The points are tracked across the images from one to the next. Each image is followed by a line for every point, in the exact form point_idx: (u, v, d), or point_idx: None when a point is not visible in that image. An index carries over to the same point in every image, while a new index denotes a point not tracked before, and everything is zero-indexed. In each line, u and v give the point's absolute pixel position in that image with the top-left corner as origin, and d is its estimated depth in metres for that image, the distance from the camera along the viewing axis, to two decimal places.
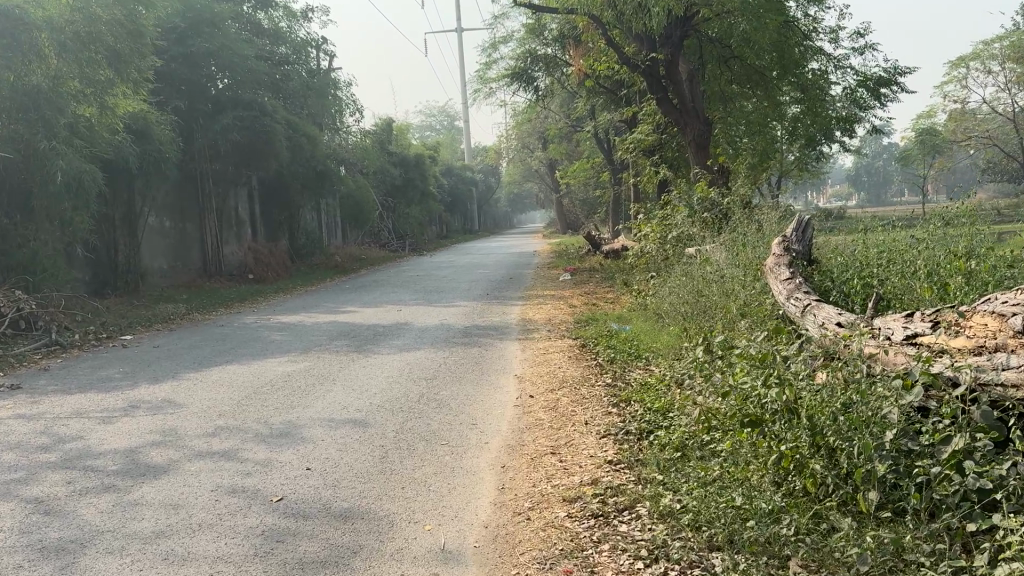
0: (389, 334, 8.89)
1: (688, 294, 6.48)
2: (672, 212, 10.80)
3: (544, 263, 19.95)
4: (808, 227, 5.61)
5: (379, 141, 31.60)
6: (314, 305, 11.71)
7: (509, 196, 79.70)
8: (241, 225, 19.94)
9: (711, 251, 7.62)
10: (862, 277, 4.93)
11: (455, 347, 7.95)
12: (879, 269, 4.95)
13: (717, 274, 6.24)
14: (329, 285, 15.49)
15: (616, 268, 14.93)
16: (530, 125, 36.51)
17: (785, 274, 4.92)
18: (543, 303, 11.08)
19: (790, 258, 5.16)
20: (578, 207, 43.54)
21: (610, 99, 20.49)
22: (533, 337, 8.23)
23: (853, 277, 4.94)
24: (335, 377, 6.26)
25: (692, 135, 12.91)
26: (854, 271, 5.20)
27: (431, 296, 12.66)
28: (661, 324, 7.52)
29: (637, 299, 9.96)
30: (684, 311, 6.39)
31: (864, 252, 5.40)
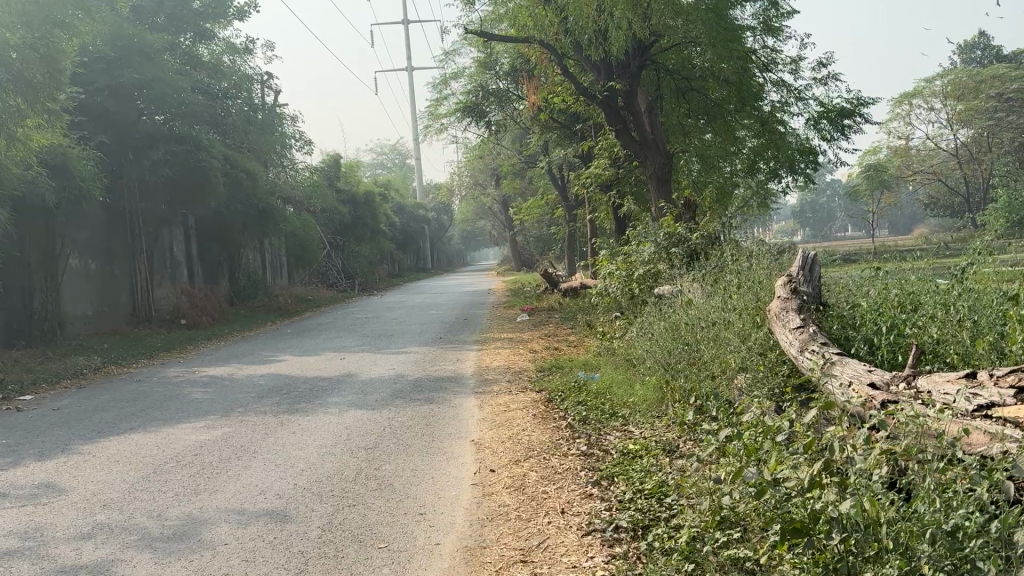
0: (327, 389, 7.88)
1: (668, 342, 5.68)
2: (637, 248, 10.05)
3: (498, 303, 19.07)
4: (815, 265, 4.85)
5: (326, 178, 30.59)
6: (248, 355, 10.64)
7: (461, 234, 79.15)
8: (176, 266, 18.74)
9: (689, 292, 6.84)
10: (886, 324, 4.18)
11: (401, 404, 6.98)
12: (907, 315, 4.20)
13: (701, 318, 5.46)
14: (270, 330, 14.40)
15: (576, 307, 14.19)
16: (482, 161, 35.89)
17: (796, 321, 4.15)
18: (500, 349, 10.18)
19: (798, 301, 4.40)
20: (532, 244, 43.06)
21: (565, 134, 19.92)
22: (490, 390, 7.34)
23: (877, 324, 4.19)
24: (254, 448, 5.25)
25: (653, 167, 12.21)
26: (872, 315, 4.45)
27: (379, 342, 11.66)
28: (634, 373, 6.71)
29: (604, 343, 9.14)
30: (664, 362, 5.58)
31: (880, 292, 4.67)
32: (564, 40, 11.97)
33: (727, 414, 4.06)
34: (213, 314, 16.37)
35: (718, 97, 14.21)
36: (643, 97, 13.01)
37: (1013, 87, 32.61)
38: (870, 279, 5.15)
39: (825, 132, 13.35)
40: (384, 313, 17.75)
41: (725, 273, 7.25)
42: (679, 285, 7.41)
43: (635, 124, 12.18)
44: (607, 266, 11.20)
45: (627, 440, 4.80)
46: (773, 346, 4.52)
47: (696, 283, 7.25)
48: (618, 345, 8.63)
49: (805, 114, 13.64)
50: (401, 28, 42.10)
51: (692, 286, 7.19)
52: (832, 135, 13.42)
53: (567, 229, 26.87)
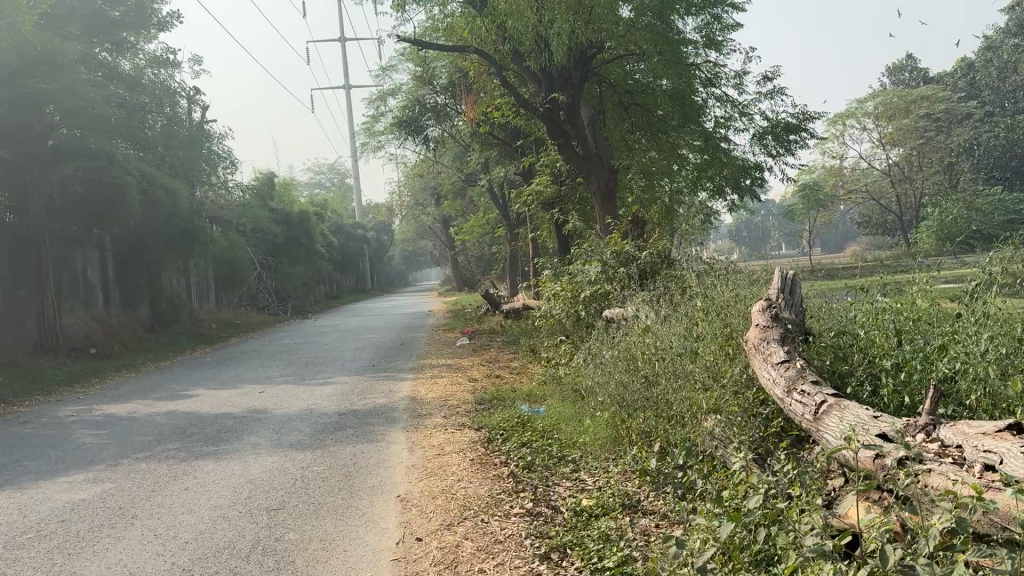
0: (237, 429, 6.93)
1: (624, 375, 5.04)
2: (582, 268, 9.40)
3: (438, 325, 18.25)
4: (795, 283, 4.30)
5: (258, 197, 29.33)
6: (157, 389, 9.60)
7: (401, 253, 78.25)
8: (89, 290, 17.47)
9: (645, 319, 6.20)
10: (884, 360, 3.63)
11: (321, 444, 6.10)
12: (907, 350, 3.67)
13: (661, 346, 4.82)
14: (189, 360, 13.29)
15: (519, 330, 13.51)
16: (420, 179, 35.07)
17: (779, 352, 3.57)
18: (438, 377, 9.37)
19: (778, 327, 3.82)
20: (474, 264, 42.40)
21: (506, 150, 19.29)
22: (424, 426, 6.56)
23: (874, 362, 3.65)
24: (131, 511, 4.33)
25: (597, 183, 11.63)
26: (864, 348, 3.90)
27: (306, 371, 10.72)
28: (583, 408, 6.02)
29: (550, 372, 8.44)
30: (620, 397, 4.92)
31: (869, 317, 4.13)
32: (502, 47, 11.31)
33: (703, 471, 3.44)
34: (129, 343, 15.17)
35: (663, 113, 13.79)
36: (587, 112, 12.45)
37: (941, 109, 33.46)
38: (846, 306, 4.58)
39: (771, 147, 13.03)
40: (316, 339, 16.79)
41: (683, 298, 6.63)
42: (631, 309, 6.77)
43: (578, 138, 11.57)
44: (551, 286, 10.55)
45: (577, 494, 4.13)
46: (749, 382, 3.92)
47: (652, 309, 6.64)
48: (568, 375, 7.94)
49: (750, 129, 13.31)
50: (338, 43, 41.02)
51: (649, 312, 6.56)
52: (778, 150, 13.11)
53: (508, 249, 26.23)
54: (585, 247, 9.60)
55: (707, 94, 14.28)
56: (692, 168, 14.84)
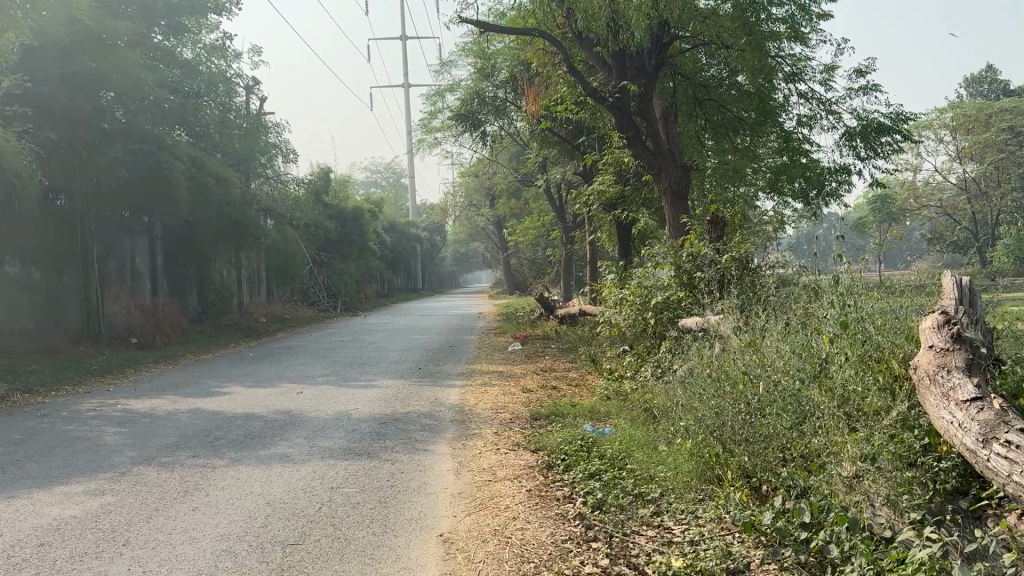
0: (266, 432, 6.21)
1: (722, 400, 4.17)
2: (652, 272, 8.52)
3: (488, 328, 17.48)
4: (977, 300, 3.56)
5: (313, 192, 29.03)
6: (191, 385, 9.01)
7: (453, 255, 78.03)
8: (137, 277, 17.20)
9: (734, 334, 5.33)
10: None
11: (357, 453, 5.33)
12: None
13: (777, 370, 3.94)
14: (231, 354, 12.76)
15: (576, 337, 12.67)
16: (476, 179, 34.49)
17: (970, 390, 2.86)
18: (489, 385, 8.56)
19: (961, 357, 3.10)
20: (526, 268, 41.69)
21: (566, 149, 18.45)
22: (474, 440, 5.76)
23: None
24: (122, 537, 3.62)
25: (668, 181, 10.72)
26: None
27: (348, 372, 10.02)
28: (661, 435, 5.14)
29: (614, 387, 7.57)
30: (718, 426, 4.06)
31: None
32: (571, 31, 10.47)
33: (861, 547, 2.64)
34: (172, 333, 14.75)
35: (740, 111, 12.84)
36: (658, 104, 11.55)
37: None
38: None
39: (860, 149, 11.99)
40: (363, 337, 16.18)
41: (778, 310, 5.72)
42: (720, 322, 5.86)
43: (650, 132, 10.69)
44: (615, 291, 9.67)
45: (666, 551, 3.30)
46: (914, 423, 3.09)
47: (741, 322, 5.74)
48: (636, 392, 7.06)
49: (837, 129, 12.28)
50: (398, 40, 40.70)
51: (738, 327, 5.67)
52: (867, 152, 12.05)
53: (562, 252, 25.38)
54: (657, 248, 8.69)
55: (790, 91, 13.27)
56: (768, 170, 13.84)
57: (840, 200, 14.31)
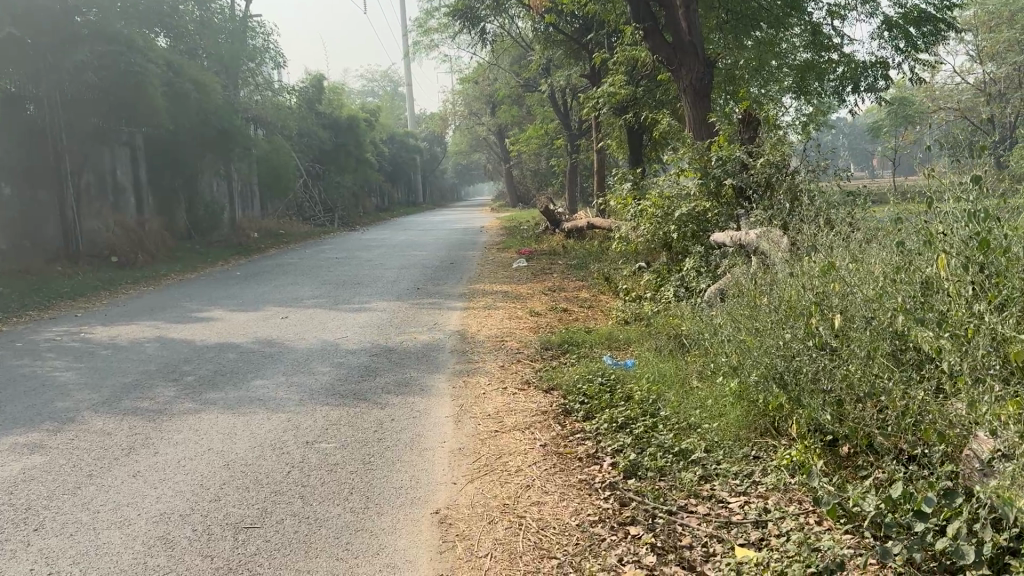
0: (239, 365, 5.45)
1: (787, 336, 3.36)
2: (676, 179, 7.61)
3: (491, 243, 16.62)
4: None
5: (305, 101, 27.66)
6: (167, 309, 8.25)
7: (453, 166, 76.50)
8: (119, 191, 16.23)
9: (784, 253, 4.47)
10: None
11: (340, 394, 4.57)
12: None
13: (866, 302, 3.12)
14: (217, 273, 11.96)
15: (585, 252, 11.87)
16: (476, 85, 33.04)
17: None
18: (492, 309, 7.76)
19: None
20: (528, 179, 40.55)
21: (572, 48, 17.20)
22: (479, 374, 5.00)
23: None
24: (36, 519, 2.89)
25: (689, 79, 9.69)
26: None
27: (340, 293, 9.23)
28: (700, 373, 4.36)
29: (634, 310, 6.75)
30: (783, 369, 3.27)
31: None
32: None
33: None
34: (155, 251, 13.87)
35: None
36: None
37: None
38: None
39: (898, 42, 10.86)
40: (359, 253, 15.35)
41: (837, 224, 4.85)
42: (770, 238, 4.98)
43: (669, 22, 9.59)
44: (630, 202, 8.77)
45: (725, 541, 2.55)
46: None
47: (790, 236, 4.90)
48: (660, 317, 6.25)
49: (873, 21, 11.12)
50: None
51: (787, 242, 4.82)
52: (906, 46, 10.92)
53: (567, 161, 24.28)
54: (681, 152, 7.75)
55: None
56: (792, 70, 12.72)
57: (879, 97, 13.10)
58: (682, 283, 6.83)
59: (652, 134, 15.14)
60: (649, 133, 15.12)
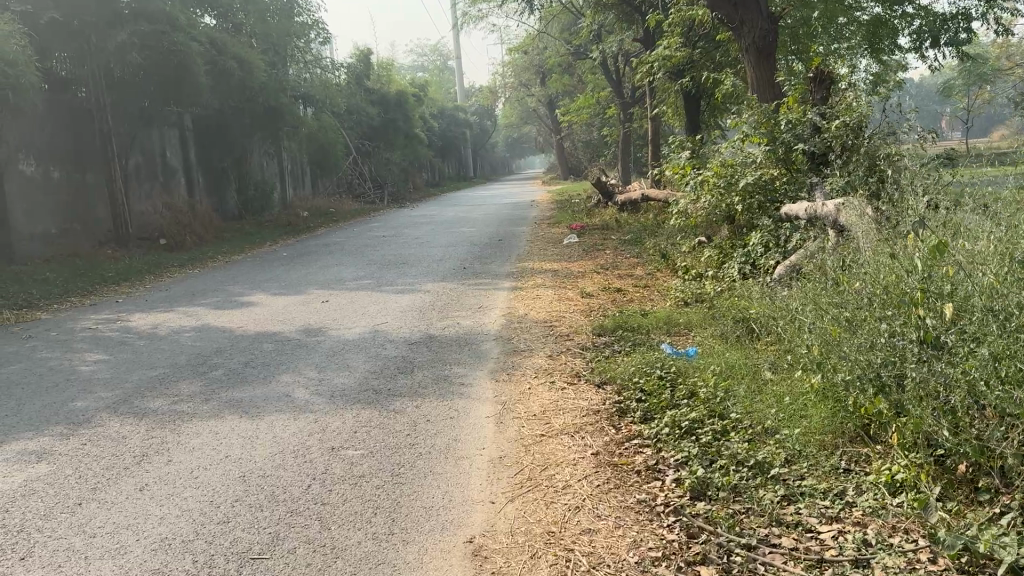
0: (271, 356, 5.13)
1: (885, 330, 2.85)
2: (738, 147, 7.05)
3: (542, 218, 16.18)
4: None
5: (353, 77, 27.43)
6: (208, 294, 8.05)
7: (503, 140, 75.94)
8: (168, 172, 16.18)
9: (875, 232, 3.92)
10: None
11: (373, 390, 4.21)
12: None
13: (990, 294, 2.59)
14: (263, 254, 11.79)
15: (640, 226, 11.36)
16: (525, 56, 32.42)
17: None
18: (541, 290, 7.31)
19: None
20: (579, 151, 39.86)
21: (624, 12, 16.50)
22: (526, 363, 4.61)
23: None
24: (26, 543, 2.58)
25: (750, 37, 9.03)
26: None
27: (384, 274, 8.90)
28: (774, 366, 3.86)
29: (694, 290, 6.24)
30: (881, 370, 2.77)
31: None
32: None
33: None
34: (203, 232, 13.72)
35: None
36: None
37: None
38: None
39: None
40: (407, 231, 15.05)
41: (936, 196, 4.26)
42: (852, 211, 4.45)
43: None
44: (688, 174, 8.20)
45: None
46: None
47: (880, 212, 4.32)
48: (725, 298, 5.71)
49: None
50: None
51: (878, 219, 4.24)
52: None
53: (620, 132, 23.62)
54: (744, 116, 7.16)
55: None
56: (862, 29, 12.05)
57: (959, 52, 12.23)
58: (748, 259, 6.29)
59: (709, 100, 14.42)
60: (706, 99, 14.39)
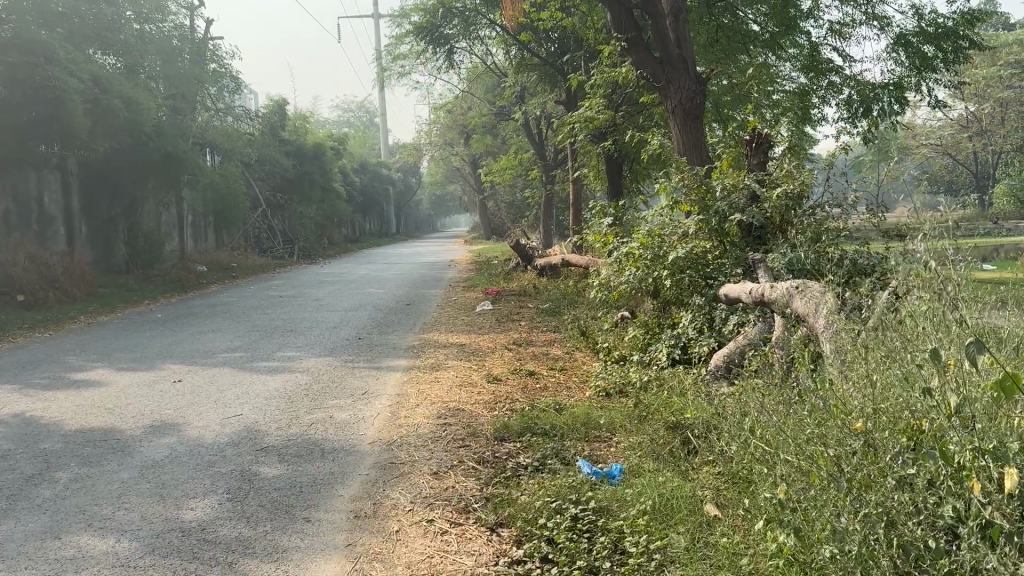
0: (70, 464, 3.87)
1: (905, 500, 1.97)
2: (668, 213, 6.26)
3: (457, 280, 15.24)
4: None
5: (267, 126, 26.22)
6: (41, 367, 6.67)
7: (428, 198, 75.42)
8: (45, 220, 14.56)
9: (849, 345, 3.07)
10: None
11: (179, 533, 3.00)
12: None
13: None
14: (134, 315, 10.36)
15: (559, 294, 10.52)
16: (450, 114, 31.96)
17: None
18: (440, 371, 6.21)
19: None
20: (503, 211, 39.44)
21: (548, 72, 16.04)
22: (403, 482, 3.53)
23: None
24: None
25: (678, 96, 8.39)
26: None
27: (263, 345, 7.67)
28: (727, 513, 2.91)
29: (616, 377, 5.28)
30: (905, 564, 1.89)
31: None
32: None
33: None
34: (75, 287, 12.10)
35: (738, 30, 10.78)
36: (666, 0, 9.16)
37: None
38: None
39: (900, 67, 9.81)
40: (307, 291, 13.81)
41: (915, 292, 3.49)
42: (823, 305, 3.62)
43: (657, 33, 8.35)
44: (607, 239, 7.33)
45: None
46: None
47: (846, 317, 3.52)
48: (653, 391, 4.76)
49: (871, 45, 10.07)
50: None
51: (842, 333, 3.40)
52: None
53: (543, 193, 23.07)
54: (672, 180, 6.36)
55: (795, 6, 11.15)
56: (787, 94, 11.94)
57: (896, 121, 11.92)
58: (676, 342, 5.42)
59: (633, 164, 13.87)
60: (629, 162, 13.84)
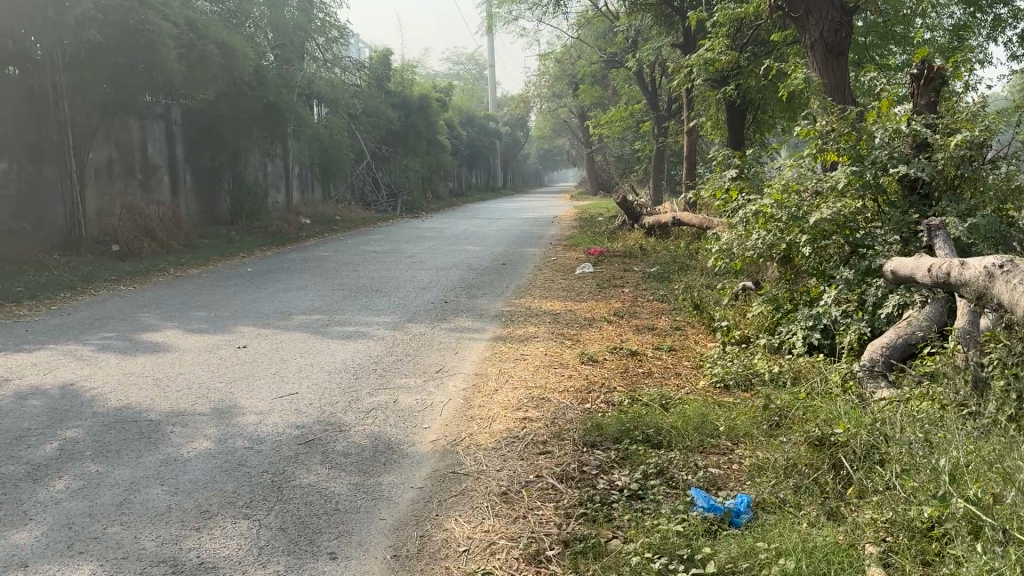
0: (82, 455, 3.33)
1: None
2: (806, 163, 5.18)
3: (559, 237, 14.41)
4: None
5: (373, 77, 25.89)
6: (109, 323, 6.32)
7: (536, 152, 74.50)
8: (149, 169, 14.64)
9: None
10: None
11: (167, 571, 2.32)
12: None
13: None
14: (223, 269, 10.05)
15: (670, 255, 9.55)
16: (559, 64, 30.81)
17: None
18: (527, 346, 5.40)
19: None
20: (611, 166, 38.14)
21: (664, 13, 14.76)
22: (480, 504, 2.81)
23: None
24: None
25: (819, 29, 7.15)
26: None
27: (342, 306, 7.08)
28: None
29: (740, 364, 4.39)
30: None
31: None
32: None
33: None
34: (170, 238, 12.06)
35: None
36: None
37: None
38: None
39: None
40: (403, 246, 13.30)
41: None
42: None
43: None
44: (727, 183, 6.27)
45: None
46: None
47: None
48: (789, 391, 3.83)
49: None
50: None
51: None
52: None
53: (654, 146, 21.82)
54: (815, 122, 5.21)
55: None
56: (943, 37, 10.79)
57: None
58: (814, 324, 4.55)
59: (757, 112, 12.55)
60: (753, 110, 12.50)
